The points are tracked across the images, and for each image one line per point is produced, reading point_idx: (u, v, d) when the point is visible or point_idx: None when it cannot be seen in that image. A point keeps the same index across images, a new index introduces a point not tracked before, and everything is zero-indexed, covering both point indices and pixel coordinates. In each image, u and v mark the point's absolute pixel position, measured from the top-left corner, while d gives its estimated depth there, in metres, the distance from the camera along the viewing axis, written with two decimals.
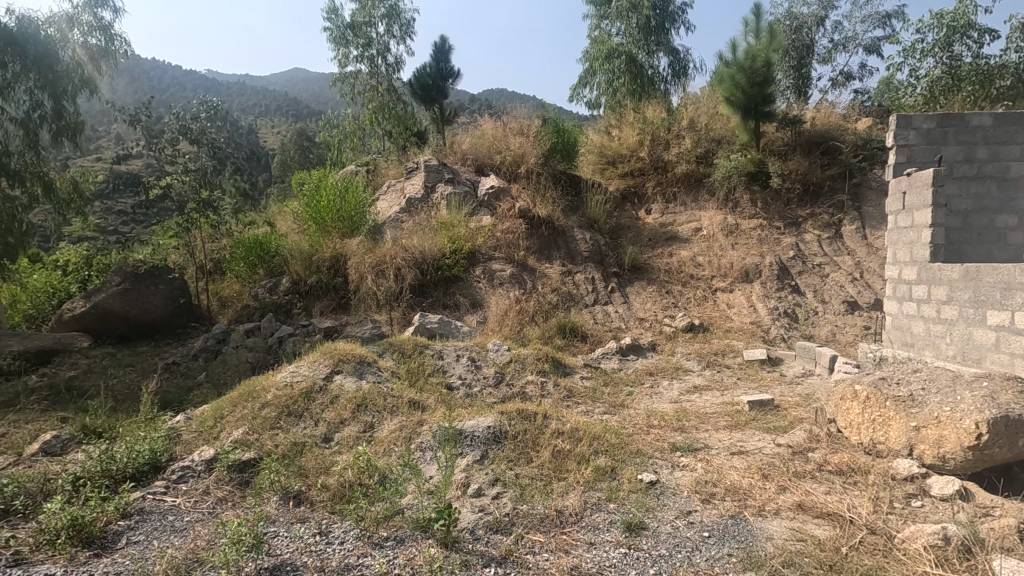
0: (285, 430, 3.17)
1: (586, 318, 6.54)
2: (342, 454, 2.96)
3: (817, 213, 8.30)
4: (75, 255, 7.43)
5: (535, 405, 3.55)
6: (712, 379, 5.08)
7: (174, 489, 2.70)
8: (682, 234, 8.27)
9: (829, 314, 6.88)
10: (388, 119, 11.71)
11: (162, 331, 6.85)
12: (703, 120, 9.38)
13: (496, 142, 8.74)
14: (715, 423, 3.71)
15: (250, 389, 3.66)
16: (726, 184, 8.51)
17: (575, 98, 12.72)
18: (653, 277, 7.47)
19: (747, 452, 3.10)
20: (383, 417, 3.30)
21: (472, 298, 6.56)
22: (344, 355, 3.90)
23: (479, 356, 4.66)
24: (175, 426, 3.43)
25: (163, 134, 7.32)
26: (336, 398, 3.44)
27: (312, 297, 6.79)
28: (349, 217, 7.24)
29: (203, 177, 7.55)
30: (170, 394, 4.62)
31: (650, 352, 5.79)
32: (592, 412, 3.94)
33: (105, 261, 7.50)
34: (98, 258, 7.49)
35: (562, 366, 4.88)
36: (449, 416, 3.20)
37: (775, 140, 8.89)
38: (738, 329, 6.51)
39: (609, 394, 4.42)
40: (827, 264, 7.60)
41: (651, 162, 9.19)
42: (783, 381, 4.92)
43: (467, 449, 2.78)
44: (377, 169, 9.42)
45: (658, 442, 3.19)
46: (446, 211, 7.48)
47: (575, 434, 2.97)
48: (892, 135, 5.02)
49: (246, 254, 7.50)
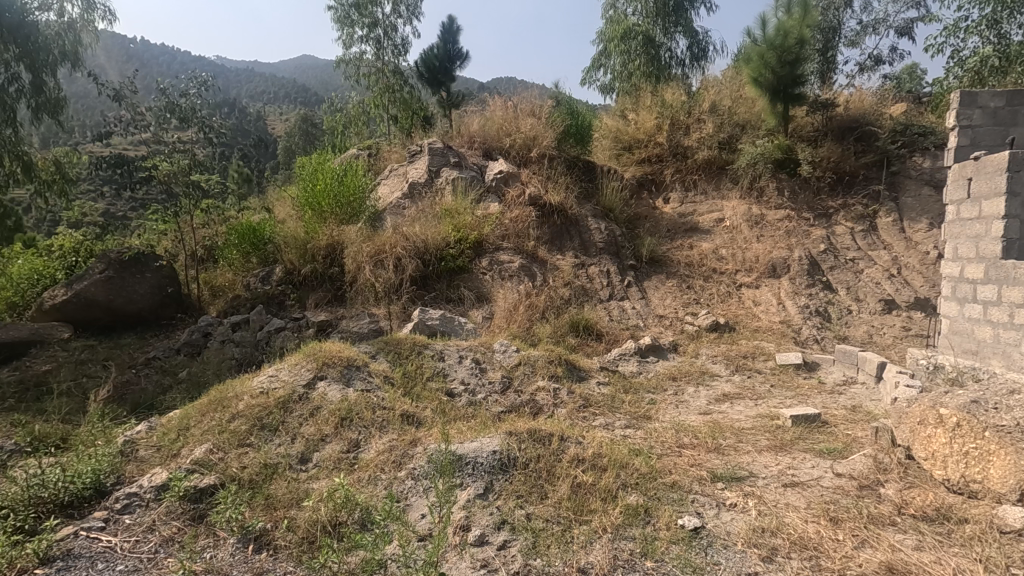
0: (256, 448, 2.70)
1: (601, 314, 6.02)
2: (319, 480, 2.49)
3: (850, 204, 7.69)
4: (65, 238, 6.88)
5: (549, 422, 3.05)
6: (742, 386, 4.57)
7: (114, 523, 2.24)
8: (703, 225, 7.73)
9: (864, 314, 6.34)
10: (394, 103, 11.16)
11: (147, 322, 6.41)
12: (726, 103, 8.80)
13: (505, 124, 8.20)
14: (756, 443, 3.20)
15: (222, 396, 3.19)
16: (750, 171, 7.95)
17: (588, 81, 12.11)
18: (672, 271, 6.94)
19: (803, 484, 2.59)
20: (371, 433, 2.82)
21: (478, 292, 6.07)
22: (331, 357, 3.40)
23: (484, 358, 4.17)
24: (133, 439, 2.97)
25: (150, 112, 6.83)
26: (318, 409, 2.96)
27: (307, 288, 6.33)
28: (348, 203, 6.75)
29: (193, 159, 7.07)
30: (145, 397, 4.17)
31: (671, 354, 5.30)
32: (611, 426, 3.45)
33: (90, 247, 6.91)
34: (89, 244, 6.94)
35: (576, 371, 4.38)
36: (448, 436, 2.72)
37: (805, 125, 8.26)
38: (766, 329, 5.99)
39: (629, 404, 3.94)
40: (862, 259, 7.03)
41: (670, 148, 8.63)
42: (823, 389, 4.42)
43: (467, 481, 2.30)
44: (380, 153, 8.91)
45: (693, 470, 2.69)
46: (452, 196, 6.96)
47: (598, 462, 2.47)
48: (954, 114, 4.44)
49: (238, 241, 7.02)
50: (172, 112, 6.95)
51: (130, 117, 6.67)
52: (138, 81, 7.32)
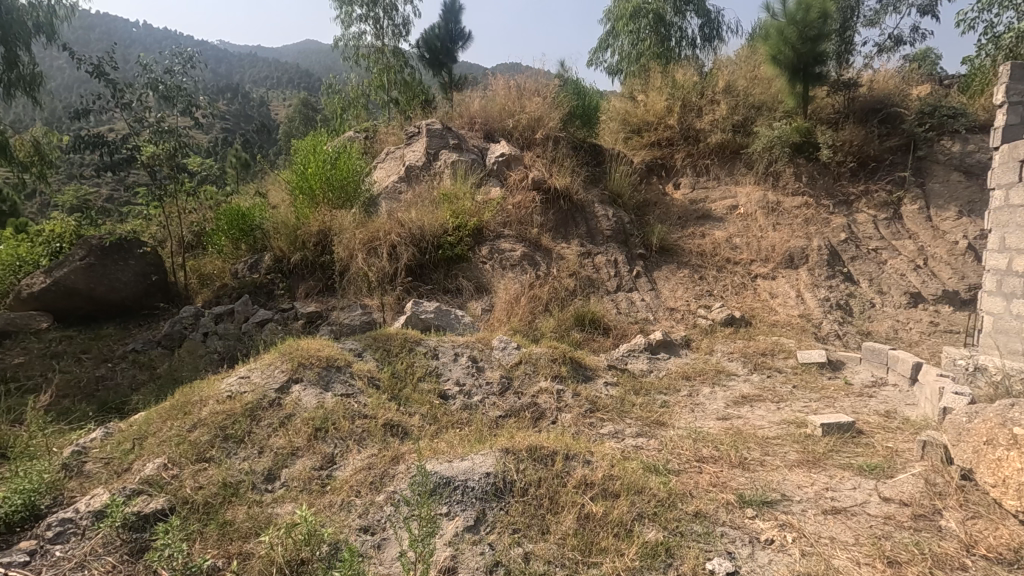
0: (216, 464, 2.36)
1: (608, 307, 5.65)
2: (285, 505, 2.16)
3: (872, 190, 7.24)
4: (57, 223, 6.49)
5: (553, 436, 2.71)
6: (762, 386, 4.21)
7: (41, 556, 1.91)
8: (715, 212, 7.32)
9: (889, 308, 5.96)
10: (394, 84, 10.49)
11: (131, 312, 6.05)
12: (741, 84, 8.33)
13: (508, 104, 7.78)
14: (785, 457, 2.84)
15: (184, 401, 2.84)
16: (766, 155, 7.50)
17: (594, 62, 11.61)
18: (684, 261, 6.54)
19: (845, 512, 2.24)
20: (349, 447, 2.48)
21: (477, 282, 5.70)
22: (308, 356, 3.04)
23: (482, 356, 3.81)
24: (84, 450, 2.63)
25: (131, 88, 6.37)
26: (289, 418, 2.62)
27: (297, 277, 5.98)
28: (341, 186, 6.37)
29: (179, 139, 6.62)
30: (116, 397, 3.83)
31: (683, 350, 4.93)
32: (621, 436, 3.11)
33: (71, 227, 6.45)
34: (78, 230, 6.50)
35: (582, 370, 4.03)
36: (436, 453, 2.37)
37: (825, 106, 7.79)
38: (785, 323, 5.61)
39: (640, 407, 3.59)
40: (885, 249, 6.62)
41: (681, 131, 8.20)
42: (851, 391, 4.06)
43: (454, 509, 1.96)
44: (377, 136, 8.54)
45: (716, 492, 2.34)
46: (451, 180, 6.57)
47: (609, 487, 2.12)
48: (1002, 89, 4.03)
49: (227, 227, 6.62)
50: (155, 89, 6.46)
51: (111, 95, 6.20)
52: (118, 56, 6.84)
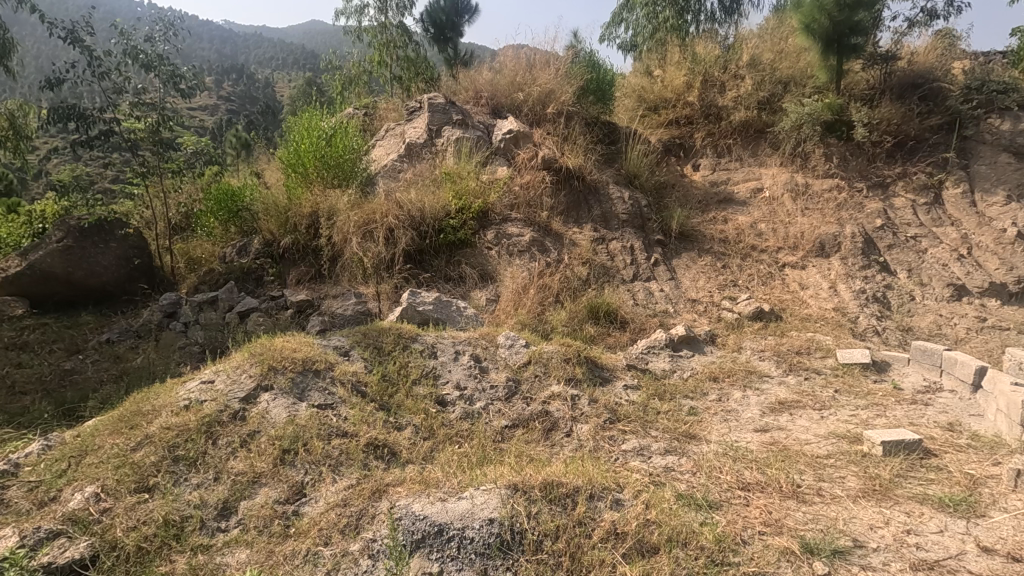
0: (160, 495, 1.94)
1: (624, 298, 5.17)
2: (239, 551, 1.74)
3: (911, 172, 6.66)
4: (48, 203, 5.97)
5: (572, 466, 2.26)
6: (800, 391, 3.75)
7: None
8: (738, 196, 6.80)
9: (930, 301, 5.47)
10: (396, 61, 9.73)
11: (114, 298, 5.52)
12: (768, 57, 7.70)
13: (517, 77, 7.23)
14: (845, 484, 2.39)
15: (135, 411, 2.41)
16: (795, 135, 6.94)
17: (607, 38, 10.97)
18: (705, 247, 6.05)
19: (940, 570, 1.81)
20: (322, 475, 2.06)
21: (482, 269, 5.23)
22: (281, 358, 2.60)
23: (486, 354, 3.36)
24: (15, 469, 2.19)
25: (108, 56, 5.73)
26: (253, 436, 2.19)
27: (288, 262, 5.51)
28: (336, 164, 5.87)
29: (162, 113, 5.96)
30: (78, 397, 3.39)
31: (707, 346, 4.46)
32: (646, 453, 2.68)
33: (57, 209, 5.85)
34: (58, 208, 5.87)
35: (599, 371, 3.58)
36: (431, 486, 1.95)
37: (859, 81, 7.19)
38: (818, 317, 5.12)
39: (667, 417, 3.13)
40: (925, 237, 6.08)
41: (701, 108, 7.64)
42: (902, 398, 3.60)
43: (448, 569, 1.57)
44: (376, 113, 8.03)
45: (772, 537, 1.92)
46: (454, 159, 6.08)
47: (645, 539, 1.73)
48: None
49: (215, 208, 6.11)
50: (134, 57, 5.82)
51: (86, 63, 5.60)
52: (96, 20, 6.19)
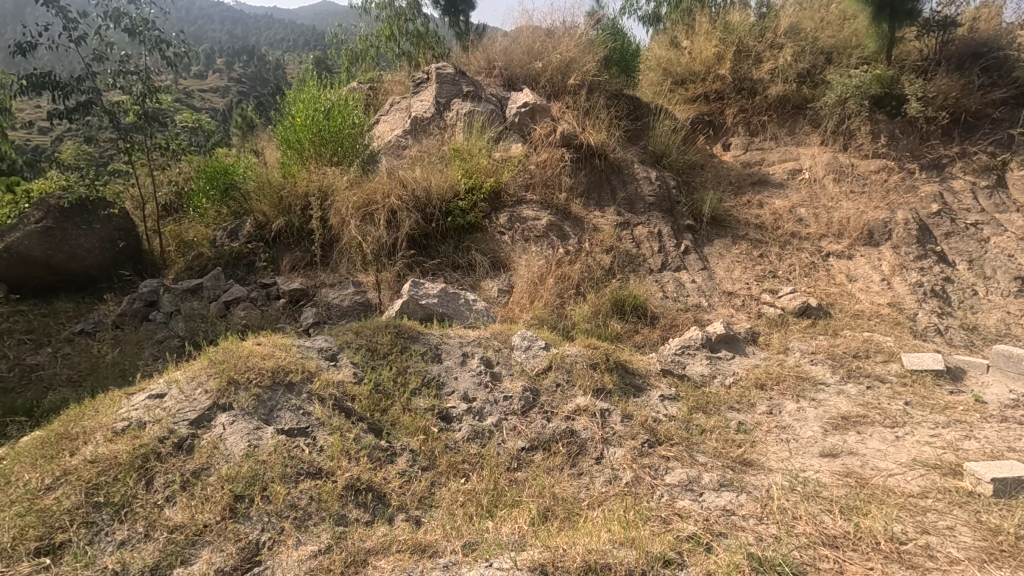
0: (71, 556, 1.58)
1: (652, 290, 4.63)
2: None
3: (971, 151, 5.99)
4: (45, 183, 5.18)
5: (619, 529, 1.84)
6: (864, 401, 3.19)
7: None
8: (774, 178, 6.17)
9: (997, 296, 4.85)
10: (405, 34, 9.00)
11: (97, 285, 4.95)
12: (809, 26, 7.00)
13: (533, 47, 6.63)
14: (958, 539, 1.89)
15: (60, 433, 1.98)
16: (838, 111, 6.28)
17: (627, 10, 10.25)
18: (739, 234, 5.46)
19: None
20: (282, 532, 1.70)
21: (494, 257, 4.71)
22: (245, 368, 2.17)
23: (498, 358, 2.83)
24: None
25: (85, 17, 4.97)
26: (200, 475, 1.82)
27: (281, 247, 5.00)
28: (334, 140, 5.32)
29: (149, 83, 5.21)
30: (27, 405, 2.89)
31: (748, 347, 3.91)
32: (696, 489, 2.18)
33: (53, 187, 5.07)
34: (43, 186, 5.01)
35: (631, 380, 3.06)
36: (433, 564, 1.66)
37: (912, 51, 6.57)
38: (872, 314, 4.53)
39: (717, 438, 2.59)
40: (987, 224, 5.45)
41: (734, 82, 6.99)
42: (990, 415, 3.04)
43: None
44: (381, 87, 7.47)
45: None
46: (464, 135, 5.51)
47: None
48: None
49: (206, 185, 5.45)
50: (116, 20, 5.07)
51: (62, 26, 4.85)
52: None
